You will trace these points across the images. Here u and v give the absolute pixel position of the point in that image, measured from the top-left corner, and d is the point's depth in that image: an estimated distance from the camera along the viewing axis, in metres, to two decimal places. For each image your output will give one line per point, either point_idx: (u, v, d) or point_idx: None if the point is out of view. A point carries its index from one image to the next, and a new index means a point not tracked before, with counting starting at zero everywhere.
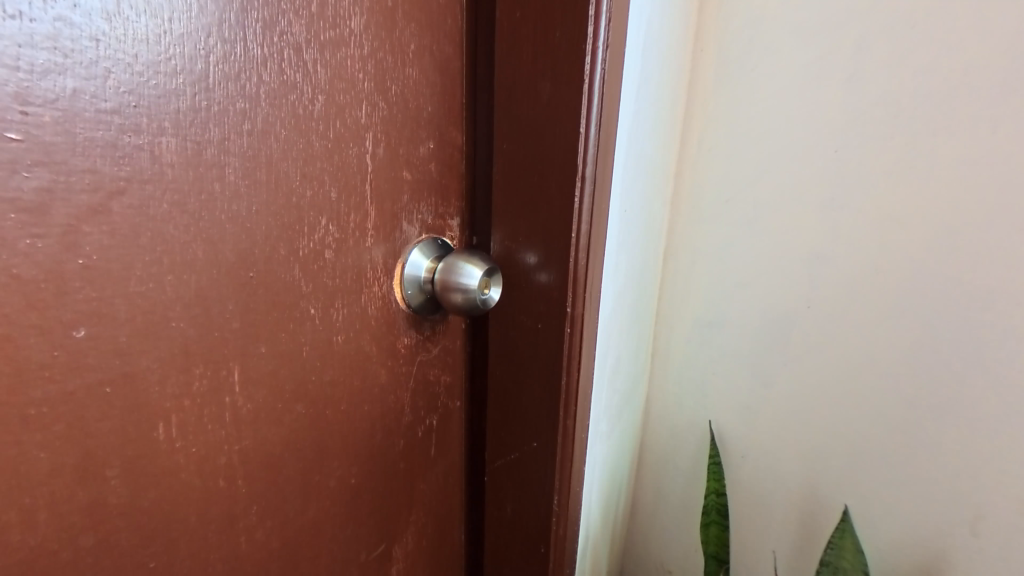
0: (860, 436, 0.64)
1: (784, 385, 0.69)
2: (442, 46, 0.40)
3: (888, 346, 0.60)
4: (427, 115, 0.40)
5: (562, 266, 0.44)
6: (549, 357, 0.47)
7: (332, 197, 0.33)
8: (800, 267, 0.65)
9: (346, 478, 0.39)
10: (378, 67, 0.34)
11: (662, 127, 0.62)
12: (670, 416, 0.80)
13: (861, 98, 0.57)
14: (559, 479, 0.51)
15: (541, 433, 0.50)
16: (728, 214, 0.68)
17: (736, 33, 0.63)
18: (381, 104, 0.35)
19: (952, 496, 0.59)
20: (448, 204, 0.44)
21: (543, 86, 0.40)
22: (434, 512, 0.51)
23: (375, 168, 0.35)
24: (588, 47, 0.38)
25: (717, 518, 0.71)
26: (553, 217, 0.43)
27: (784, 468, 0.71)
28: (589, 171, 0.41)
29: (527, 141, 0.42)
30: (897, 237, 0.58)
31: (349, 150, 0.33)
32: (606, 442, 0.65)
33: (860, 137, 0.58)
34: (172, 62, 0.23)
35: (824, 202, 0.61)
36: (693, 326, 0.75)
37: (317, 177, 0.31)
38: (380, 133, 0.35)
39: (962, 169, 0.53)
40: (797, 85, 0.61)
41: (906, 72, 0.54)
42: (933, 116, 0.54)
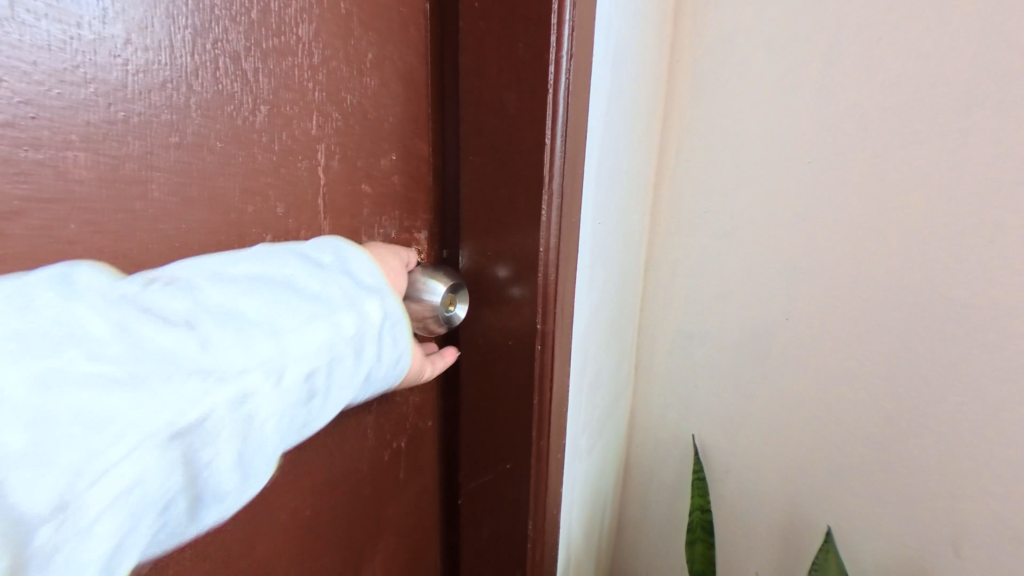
0: (843, 450, 0.63)
1: (765, 398, 0.67)
2: (405, 55, 0.39)
3: (865, 358, 0.60)
4: (389, 125, 0.38)
5: (531, 281, 0.42)
6: (521, 376, 0.45)
7: (279, 212, 0.31)
8: (779, 278, 0.64)
9: (302, 508, 0.37)
10: (331, 76, 0.33)
11: (639, 137, 0.61)
12: (654, 430, 0.78)
13: (834, 109, 0.57)
14: (534, 502, 0.49)
15: (514, 453, 0.48)
16: (708, 225, 0.67)
17: (710, 44, 0.63)
18: (335, 115, 0.33)
19: (936, 513, 0.58)
20: (414, 216, 0.42)
21: (507, 98, 0.39)
22: (405, 537, 0.49)
23: (329, 181, 0.34)
24: (552, 57, 0.37)
25: (703, 536, 0.69)
26: (521, 231, 0.41)
27: (768, 484, 0.69)
28: (557, 184, 0.40)
29: (493, 153, 0.41)
30: (874, 249, 0.57)
31: (299, 164, 0.31)
32: (588, 459, 0.63)
33: (834, 148, 0.58)
34: (80, 70, 0.21)
35: (802, 211, 0.61)
36: (676, 338, 0.73)
37: (261, 193, 0.29)
38: (335, 145, 0.34)
39: (930, 180, 0.53)
40: (771, 97, 0.60)
41: (875, 85, 0.55)
42: (906, 127, 0.54)
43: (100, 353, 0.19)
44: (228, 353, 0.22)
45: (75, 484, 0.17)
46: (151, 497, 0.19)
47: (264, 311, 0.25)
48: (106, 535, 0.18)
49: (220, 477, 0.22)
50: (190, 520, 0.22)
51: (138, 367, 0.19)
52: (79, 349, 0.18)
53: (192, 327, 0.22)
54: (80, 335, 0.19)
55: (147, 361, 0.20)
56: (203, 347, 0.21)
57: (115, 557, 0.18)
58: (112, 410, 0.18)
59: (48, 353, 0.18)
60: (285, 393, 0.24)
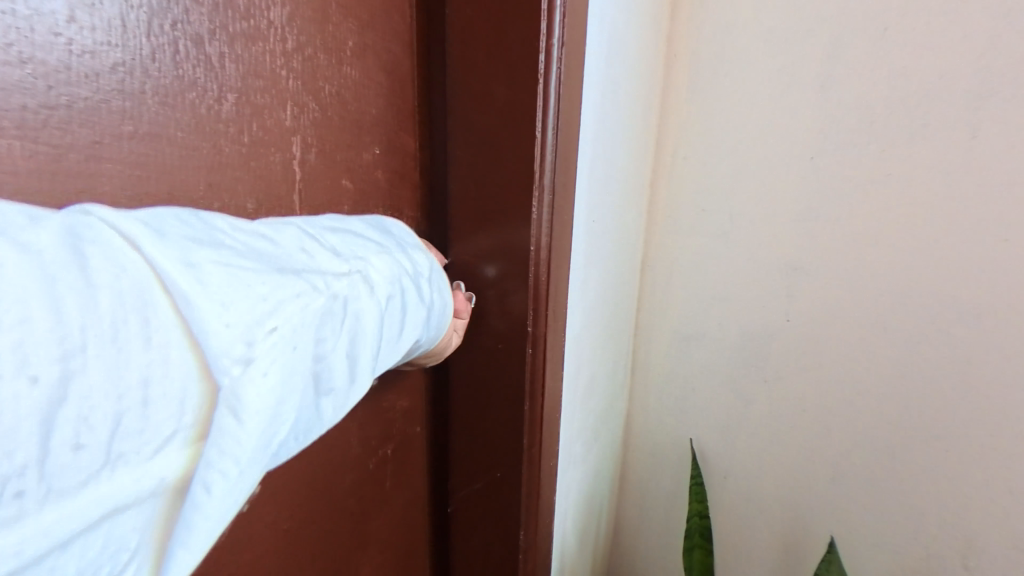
0: (843, 454, 0.61)
1: (764, 401, 0.66)
2: (389, 44, 0.37)
3: (866, 360, 0.58)
4: (371, 118, 0.36)
5: (522, 282, 0.40)
6: (513, 381, 0.44)
7: (250, 208, 0.29)
8: (778, 279, 0.62)
9: (280, 523, 0.34)
10: (307, 64, 0.31)
11: (634, 133, 0.60)
12: (650, 434, 0.77)
13: (835, 104, 0.56)
14: (526, 512, 0.47)
15: (505, 460, 0.46)
16: (705, 224, 0.66)
17: (708, 38, 0.61)
18: (312, 105, 0.31)
19: (937, 518, 0.57)
20: (399, 214, 0.40)
21: (496, 89, 0.37)
22: (392, 549, 0.47)
23: (305, 175, 0.32)
24: (542, 45, 0.35)
25: (700, 542, 0.67)
26: (512, 229, 0.40)
27: (767, 489, 0.68)
28: (548, 180, 0.38)
29: (482, 147, 0.39)
30: (876, 249, 0.56)
31: (272, 157, 0.29)
32: (583, 465, 0.61)
33: (835, 144, 0.56)
34: (15, 48, 0.19)
35: (803, 210, 0.59)
36: (673, 339, 0.71)
37: (229, 188, 0.27)
38: (311, 137, 0.32)
39: (934, 178, 0.52)
40: (770, 93, 0.59)
41: (877, 80, 0.53)
42: (909, 124, 0.53)
43: (236, 252, 0.20)
44: (330, 266, 0.24)
45: (248, 347, 0.18)
46: (297, 377, 0.20)
47: (341, 245, 0.27)
48: (272, 401, 0.18)
49: (337, 374, 0.23)
50: (311, 419, 0.22)
51: (265, 288, 0.19)
52: (216, 247, 0.19)
53: (294, 248, 0.23)
54: (213, 239, 0.19)
55: (272, 286, 0.20)
56: (307, 261, 0.23)
57: (273, 433, 0.19)
58: (262, 288, 0.19)
59: (196, 244, 0.18)
60: (378, 304, 0.26)
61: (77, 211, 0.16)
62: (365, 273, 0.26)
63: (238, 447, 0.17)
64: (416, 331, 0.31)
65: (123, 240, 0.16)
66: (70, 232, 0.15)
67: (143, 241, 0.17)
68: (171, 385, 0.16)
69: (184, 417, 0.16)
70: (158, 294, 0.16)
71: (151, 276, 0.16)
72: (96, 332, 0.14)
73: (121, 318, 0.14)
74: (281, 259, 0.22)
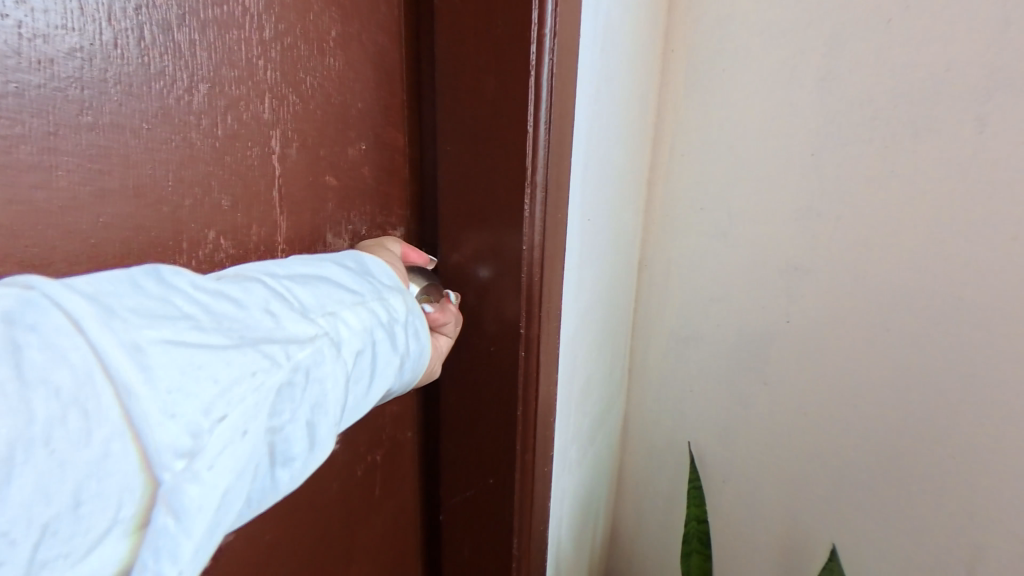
0: (843, 457, 0.60)
1: (762, 403, 0.65)
2: (375, 36, 0.35)
3: (865, 362, 0.57)
4: (357, 112, 0.35)
5: (514, 283, 0.39)
6: (505, 385, 0.42)
7: (225, 206, 0.27)
8: (778, 279, 0.61)
9: (262, 536, 0.33)
10: (286, 54, 0.29)
11: (631, 130, 0.58)
12: (647, 437, 0.75)
13: (835, 100, 0.55)
14: (519, 520, 0.46)
15: (498, 468, 0.45)
16: (703, 223, 0.65)
17: (706, 33, 0.60)
18: (292, 97, 0.30)
19: (938, 522, 0.56)
20: (387, 213, 0.39)
21: (486, 82, 0.36)
22: (381, 559, 0.45)
23: (285, 172, 0.30)
24: (534, 35, 0.33)
25: (698, 547, 0.66)
26: (504, 228, 0.38)
27: (767, 493, 0.67)
28: (541, 176, 0.36)
29: (472, 143, 0.37)
30: (876, 249, 0.55)
31: (248, 151, 0.28)
32: (578, 470, 0.60)
33: (836, 142, 0.55)
34: None
35: (802, 209, 0.58)
36: (670, 341, 0.70)
37: (201, 183, 0.26)
38: (291, 131, 0.30)
39: (936, 176, 0.51)
40: (769, 89, 0.58)
41: (878, 75, 0.52)
42: (911, 120, 0.52)
43: (191, 324, 0.19)
44: (300, 328, 0.22)
45: (191, 441, 0.17)
46: (247, 462, 0.19)
47: (315, 298, 0.25)
48: (215, 494, 0.18)
49: (298, 449, 0.22)
50: (266, 494, 0.21)
51: (211, 381, 0.18)
52: (170, 320, 0.18)
53: (261, 308, 0.22)
54: (167, 308, 0.18)
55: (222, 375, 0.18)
56: (273, 325, 0.22)
57: (215, 524, 0.18)
58: (217, 373, 0.18)
59: (145, 320, 0.17)
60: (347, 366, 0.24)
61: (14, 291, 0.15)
62: (338, 332, 0.24)
63: (173, 545, 0.17)
64: (391, 382, 0.30)
65: (67, 326, 0.15)
66: (11, 322, 0.14)
67: (89, 323, 0.16)
68: (106, 485, 0.15)
69: (118, 516, 0.16)
70: (98, 390, 0.15)
71: (81, 383, 0.15)
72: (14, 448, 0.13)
73: (56, 423, 0.14)
74: (243, 327, 0.20)
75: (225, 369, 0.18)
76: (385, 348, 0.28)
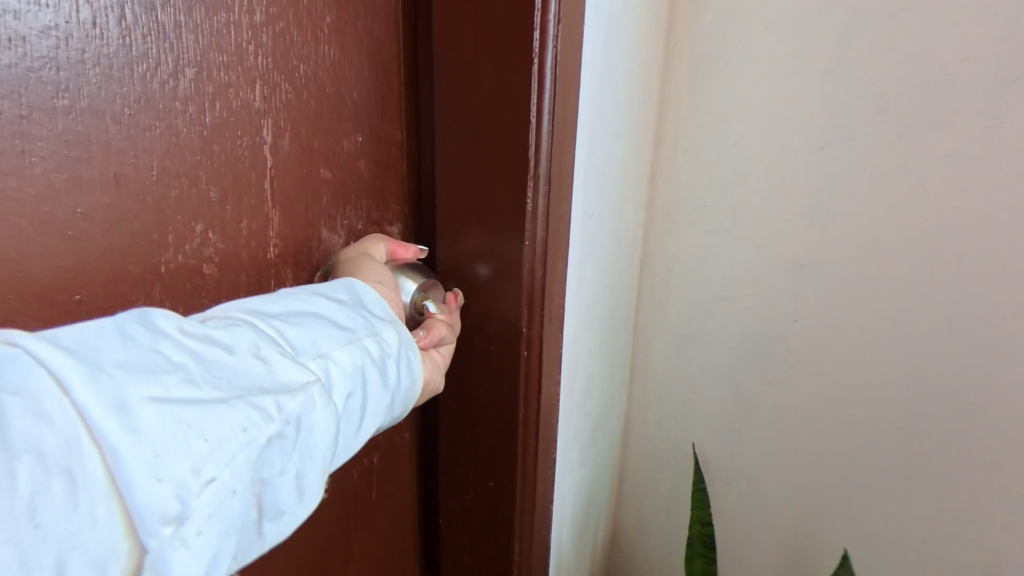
0: (850, 458, 0.59)
1: (766, 404, 0.64)
2: (372, 24, 0.34)
3: (871, 361, 0.56)
4: (353, 103, 0.33)
5: (516, 280, 0.38)
6: (505, 386, 0.41)
7: (213, 198, 0.26)
8: (783, 277, 0.60)
9: None
10: (277, 39, 0.28)
11: (633, 126, 0.57)
12: (649, 438, 0.74)
13: (842, 95, 0.54)
14: (519, 526, 0.44)
15: (498, 472, 0.43)
16: (706, 220, 0.64)
17: (709, 27, 0.59)
18: (284, 85, 0.29)
19: (944, 524, 0.56)
20: (384, 208, 0.37)
21: (487, 72, 0.35)
22: (377, 564, 0.44)
23: (277, 163, 0.29)
24: (537, 22, 0.32)
25: (702, 550, 0.64)
26: (505, 224, 0.37)
27: (771, 495, 0.66)
28: (544, 170, 0.35)
29: (472, 135, 0.36)
30: (883, 247, 0.54)
31: (238, 141, 0.27)
32: (580, 472, 0.59)
33: (842, 137, 0.54)
34: None
35: (807, 206, 0.57)
36: (672, 340, 0.69)
37: (187, 174, 0.25)
38: (283, 121, 0.29)
39: (945, 172, 0.50)
40: (773, 84, 0.57)
41: (886, 69, 0.51)
42: (919, 115, 0.51)
43: (179, 377, 0.20)
44: (283, 374, 0.23)
45: (175, 495, 0.18)
46: (233, 513, 0.20)
47: (307, 340, 0.25)
48: (200, 545, 0.19)
49: (287, 497, 0.22)
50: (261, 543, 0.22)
51: (193, 435, 0.19)
52: (158, 375, 0.20)
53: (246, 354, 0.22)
54: (156, 363, 0.20)
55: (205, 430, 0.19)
56: (261, 374, 0.22)
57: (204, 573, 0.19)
58: (198, 428, 0.19)
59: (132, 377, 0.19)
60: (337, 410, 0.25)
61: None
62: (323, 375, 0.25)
63: None
64: (386, 420, 0.29)
65: (58, 389, 0.17)
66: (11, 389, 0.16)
67: (77, 383, 0.18)
68: (93, 535, 0.17)
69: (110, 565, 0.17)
70: (87, 447, 0.17)
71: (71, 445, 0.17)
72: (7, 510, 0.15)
73: (43, 486, 0.16)
74: (232, 378, 0.21)
75: (207, 424, 0.19)
76: (382, 386, 0.28)
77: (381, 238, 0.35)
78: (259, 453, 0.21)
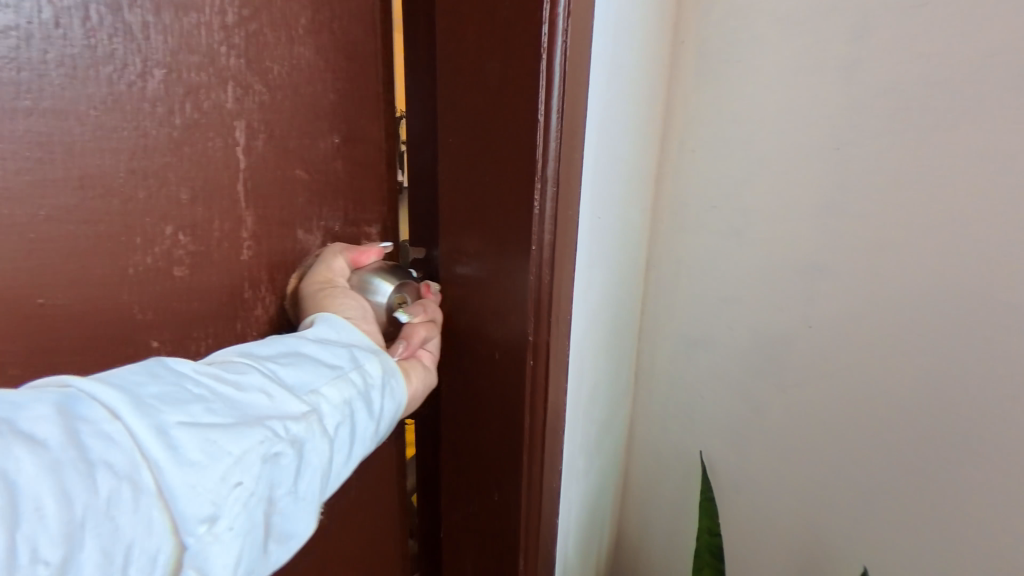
0: (872, 476, 0.55)
1: (777, 412, 0.61)
2: (350, 23, 0.34)
3: (896, 372, 0.52)
4: (330, 102, 0.34)
5: (521, 286, 0.36)
6: (508, 391, 0.40)
7: (184, 199, 0.28)
8: (798, 280, 0.57)
9: None
10: (249, 40, 0.29)
11: (639, 124, 0.56)
12: (655, 444, 0.72)
13: (864, 87, 0.50)
14: (523, 539, 0.43)
15: (500, 481, 0.42)
16: (714, 221, 0.61)
17: (721, 20, 0.57)
18: (258, 87, 0.30)
19: (981, 554, 0.50)
20: (363, 208, 0.38)
21: (489, 68, 0.34)
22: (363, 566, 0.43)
23: (252, 163, 0.30)
24: (545, 14, 0.31)
25: (711, 561, 0.62)
26: (509, 227, 0.36)
27: (784, 509, 0.62)
28: (552, 169, 0.34)
29: (475, 135, 0.35)
30: (911, 249, 0.50)
31: (210, 142, 0.28)
32: (584, 480, 0.57)
33: (860, 132, 0.51)
34: None
35: (821, 205, 0.54)
36: (677, 344, 0.67)
37: (157, 175, 0.27)
38: (257, 122, 0.30)
39: (984, 167, 0.45)
40: (786, 78, 0.54)
41: (909, 58, 0.47)
42: (952, 105, 0.46)
43: (204, 407, 0.25)
44: (283, 404, 0.27)
45: (210, 502, 0.23)
46: (251, 516, 0.25)
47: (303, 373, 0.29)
48: (228, 539, 0.24)
49: (290, 503, 0.27)
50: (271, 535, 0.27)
51: (219, 453, 0.24)
52: (188, 405, 0.24)
53: (254, 389, 0.27)
54: (186, 396, 0.25)
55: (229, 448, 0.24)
56: (269, 404, 0.27)
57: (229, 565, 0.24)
58: (224, 449, 0.24)
59: (167, 409, 0.24)
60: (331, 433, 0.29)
61: (63, 390, 0.21)
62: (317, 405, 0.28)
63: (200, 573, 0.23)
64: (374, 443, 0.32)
65: (115, 417, 0.22)
66: (77, 419, 0.21)
67: (130, 413, 0.22)
68: (139, 537, 0.21)
69: (160, 558, 0.22)
70: (143, 464, 0.22)
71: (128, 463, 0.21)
72: (88, 512, 0.20)
73: (114, 495, 0.20)
74: (247, 408, 0.26)
75: (233, 445, 0.24)
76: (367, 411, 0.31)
77: (343, 246, 0.36)
78: (268, 469, 0.25)
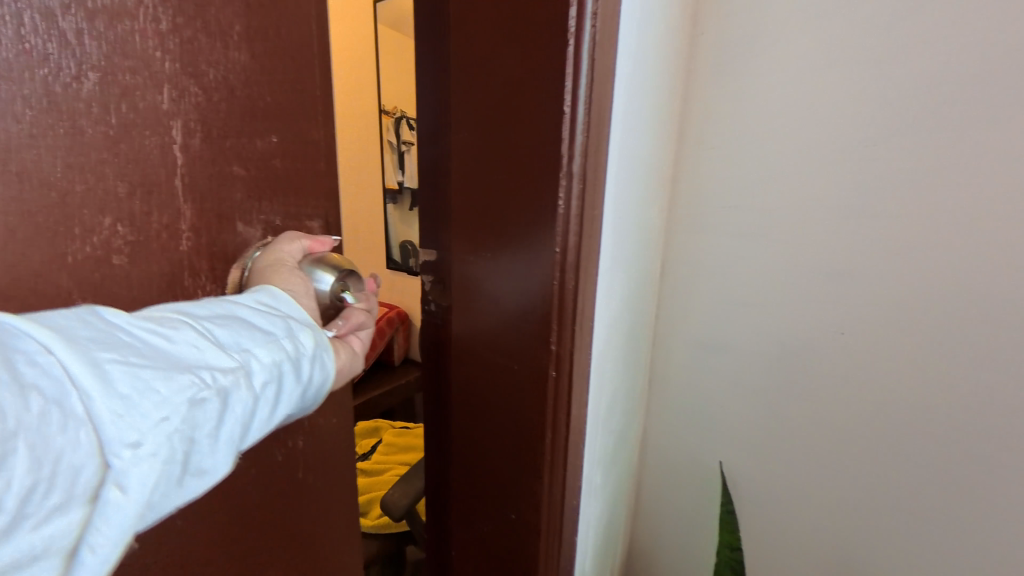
0: (901, 487, 0.53)
1: (795, 422, 0.58)
2: (287, 27, 0.34)
3: (908, 377, 0.51)
4: (264, 105, 0.33)
5: (545, 289, 0.37)
6: (529, 394, 0.41)
7: (121, 193, 0.27)
8: (813, 284, 0.55)
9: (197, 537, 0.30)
10: (184, 46, 0.28)
11: (660, 119, 0.52)
12: (670, 454, 0.69)
13: (919, 75, 0.46)
14: (544, 542, 0.43)
15: (516, 479, 0.43)
16: (730, 223, 0.59)
17: (744, 12, 0.55)
18: (194, 90, 0.29)
19: None
20: (304, 202, 0.37)
21: (513, 68, 0.35)
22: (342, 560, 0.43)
23: (188, 160, 0.29)
24: (573, 14, 0.31)
25: None
26: (527, 227, 0.37)
27: (806, 521, 0.60)
28: (579, 166, 0.34)
29: (495, 138, 0.37)
30: (952, 250, 0.47)
31: (145, 139, 0.27)
32: (602, 496, 0.54)
33: (897, 130, 0.48)
34: None
35: (841, 206, 0.52)
36: (693, 347, 0.64)
37: (94, 171, 0.25)
38: (194, 122, 0.29)
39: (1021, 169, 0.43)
40: (804, 76, 0.52)
41: (973, 48, 0.44)
42: (1002, 99, 0.43)
43: (134, 348, 0.22)
44: (218, 358, 0.25)
45: (135, 438, 0.21)
46: (173, 463, 0.22)
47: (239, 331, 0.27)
48: (150, 481, 0.21)
49: (215, 458, 0.24)
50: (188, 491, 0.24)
51: (147, 392, 0.22)
52: (119, 343, 0.22)
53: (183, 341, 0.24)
54: (115, 337, 0.22)
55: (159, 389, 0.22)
56: (204, 354, 0.25)
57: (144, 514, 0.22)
58: (158, 387, 0.22)
59: (99, 345, 0.21)
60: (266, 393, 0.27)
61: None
62: (251, 363, 0.26)
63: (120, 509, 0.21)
64: (295, 410, 0.29)
65: (41, 348, 0.20)
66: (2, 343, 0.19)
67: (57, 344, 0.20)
68: (68, 466, 0.19)
69: (78, 492, 0.19)
70: (72, 391, 0.20)
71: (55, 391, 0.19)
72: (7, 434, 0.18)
73: (43, 417, 0.19)
74: (180, 354, 0.24)
75: (165, 384, 0.22)
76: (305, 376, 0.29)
77: (299, 235, 0.36)
78: (200, 416, 0.23)
